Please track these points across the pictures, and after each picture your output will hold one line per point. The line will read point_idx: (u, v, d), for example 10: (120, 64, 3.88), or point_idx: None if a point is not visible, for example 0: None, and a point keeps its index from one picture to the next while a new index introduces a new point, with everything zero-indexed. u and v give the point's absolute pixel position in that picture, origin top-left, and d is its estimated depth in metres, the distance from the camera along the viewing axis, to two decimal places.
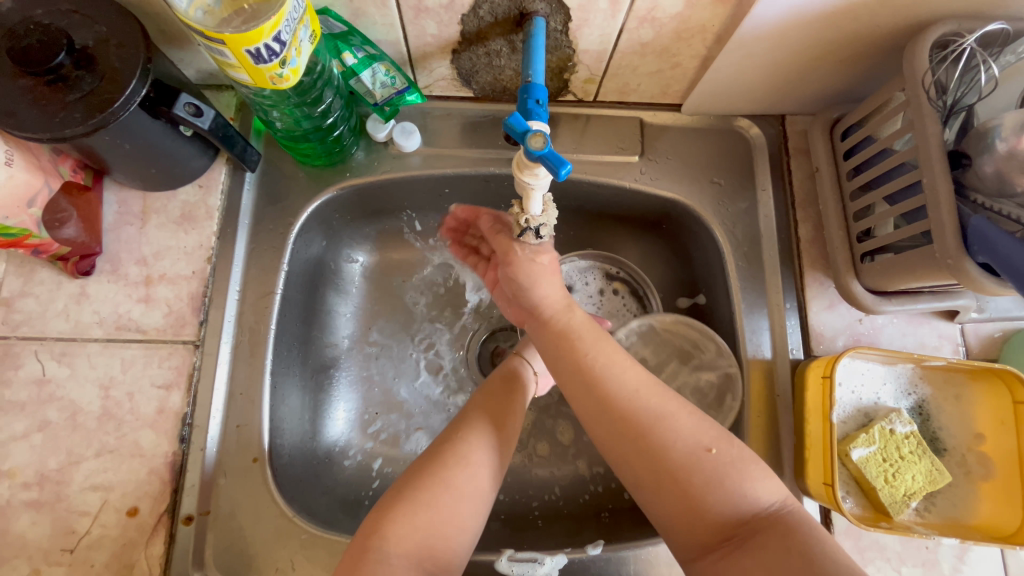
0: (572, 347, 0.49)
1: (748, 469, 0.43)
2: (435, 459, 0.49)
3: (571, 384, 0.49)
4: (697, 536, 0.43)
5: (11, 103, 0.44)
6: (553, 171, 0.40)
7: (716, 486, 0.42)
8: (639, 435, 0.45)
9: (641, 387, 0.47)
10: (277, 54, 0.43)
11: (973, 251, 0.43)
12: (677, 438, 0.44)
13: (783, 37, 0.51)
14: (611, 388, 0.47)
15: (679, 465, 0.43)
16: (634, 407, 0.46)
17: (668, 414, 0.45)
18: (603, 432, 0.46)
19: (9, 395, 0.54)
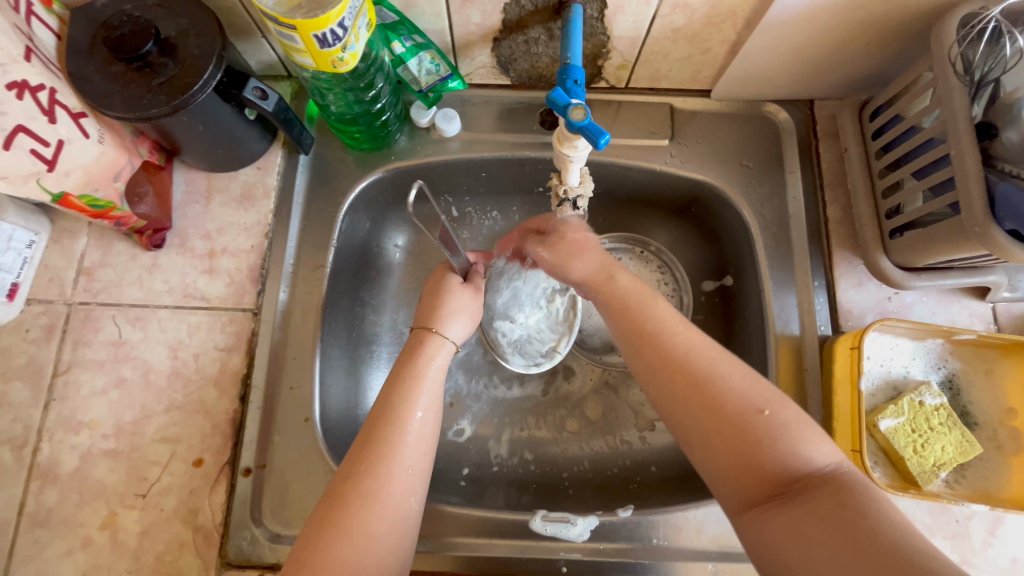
0: (631, 310, 0.51)
1: (803, 431, 0.43)
2: (339, 501, 0.44)
3: (627, 344, 0.51)
4: (743, 492, 0.42)
5: (103, 88, 0.50)
6: (592, 141, 0.43)
7: (773, 442, 0.42)
8: (693, 392, 0.45)
9: (702, 348, 0.48)
10: (340, 38, 0.48)
11: (1000, 219, 0.44)
12: (733, 394, 0.45)
13: (811, 20, 0.53)
14: (667, 346, 0.48)
15: (732, 422, 0.43)
16: (691, 364, 0.47)
17: (721, 374, 0.46)
18: (658, 388, 0.47)
19: (89, 354, 0.60)
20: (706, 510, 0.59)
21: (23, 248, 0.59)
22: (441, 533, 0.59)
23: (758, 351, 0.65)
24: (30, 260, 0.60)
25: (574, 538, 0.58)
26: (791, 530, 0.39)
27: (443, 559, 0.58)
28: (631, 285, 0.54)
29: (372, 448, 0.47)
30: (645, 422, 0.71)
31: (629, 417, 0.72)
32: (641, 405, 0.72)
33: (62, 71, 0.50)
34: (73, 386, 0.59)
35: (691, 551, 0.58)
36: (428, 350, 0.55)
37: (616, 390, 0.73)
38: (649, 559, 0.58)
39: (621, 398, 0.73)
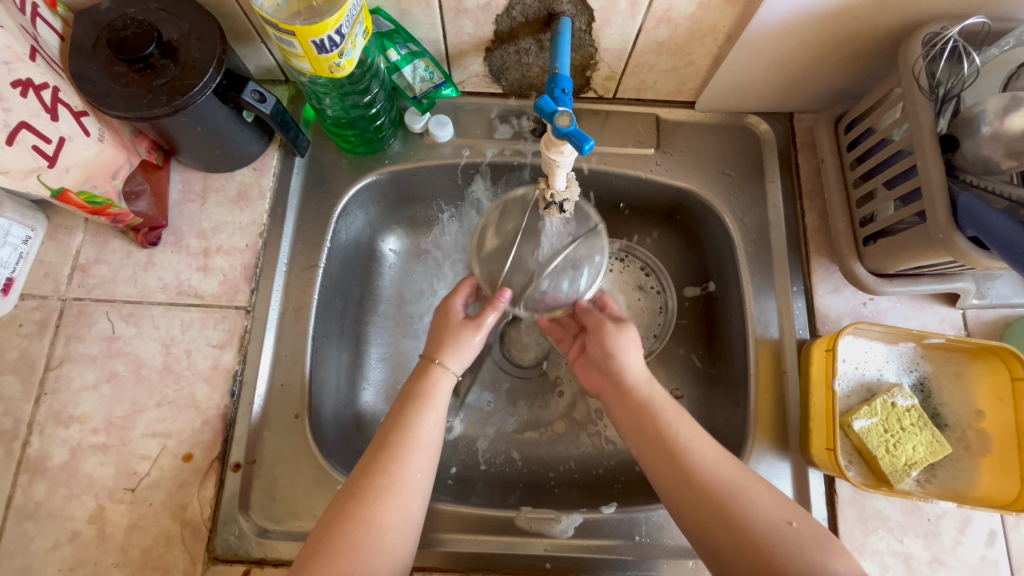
0: (650, 426, 0.54)
1: (829, 545, 0.46)
2: (353, 498, 0.49)
3: (652, 455, 0.53)
4: None
5: (104, 87, 0.51)
6: (577, 146, 0.45)
7: (799, 557, 0.45)
8: (720, 509, 0.48)
9: (729, 463, 0.50)
10: (337, 45, 0.49)
11: (963, 226, 0.46)
12: (760, 510, 0.47)
13: (787, 36, 0.56)
14: (692, 461, 0.50)
15: (762, 539, 0.46)
16: (715, 481, 0.49)
17: (746, 490, 0.49)
18: (684, 507, 0.50)
19: (82, 349, 0.60)
20: None
21: (19, 243, 0.60)
22: (427, 529, 0.59)
23: (740, 354, 0.67)
24: (25, 255, 0.61)
25: (559, 534, 0.60)
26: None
27: (428, 554, 0.58)
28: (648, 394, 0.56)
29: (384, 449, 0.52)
30: None
31: None
32: None
33: (65, 72, 0.51)
34: (65, 380, 0.59)
35: (672, 547, 0.59)
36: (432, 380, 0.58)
37: None
38: (633, 556, 0.59)
39: None
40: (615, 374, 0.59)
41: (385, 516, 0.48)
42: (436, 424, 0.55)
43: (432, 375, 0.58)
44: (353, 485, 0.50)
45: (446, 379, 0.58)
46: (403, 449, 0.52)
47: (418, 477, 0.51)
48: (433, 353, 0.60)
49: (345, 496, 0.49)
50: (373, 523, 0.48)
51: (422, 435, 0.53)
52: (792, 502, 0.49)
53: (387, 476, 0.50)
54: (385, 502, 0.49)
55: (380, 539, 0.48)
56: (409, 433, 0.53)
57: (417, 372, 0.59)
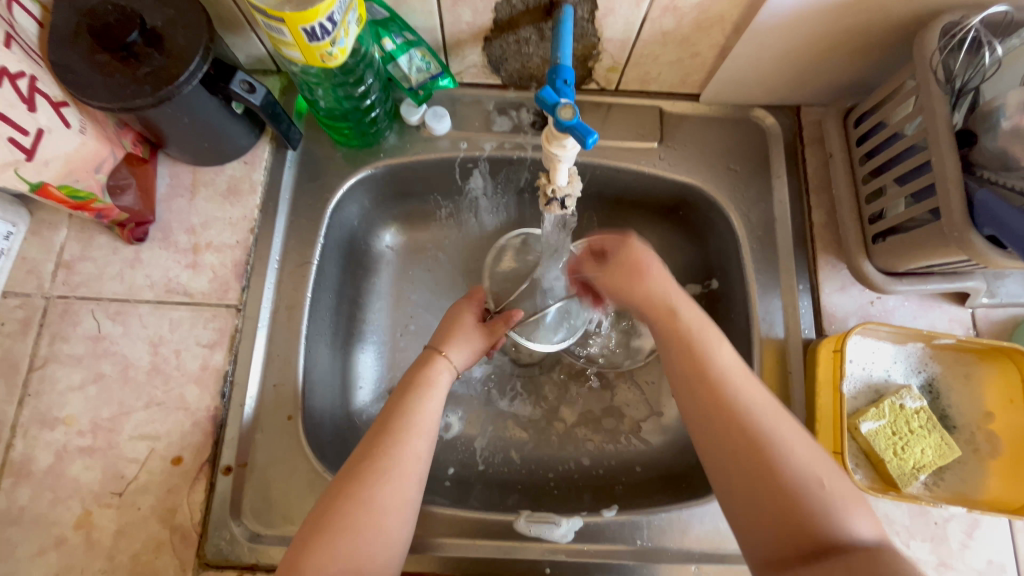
0: (711, 387, 0.47)
1: (851, 504, 0.42)
2: (353, 479, 0.47)
3: (684, 380, 0.49)
4: (779, 552, 0.41)
5: (86, 77, 0.49)
6: (580, 140, 0.43)
7: (822, 504, 0.41)
8: (752, 438, 0.44)
9: (804, 446, 0.44)
10: (329, 33, 0.47)
11: (979, 224, 0.45)
12: (825, 500, 0.41)
13: (798, 26, 0.54)
14: (727, 389, 0.46)
15: (784, 474, 0.42)
16: (752, 414, 0.45)
17: (780, 428, 0.44)
18: (734, 474, 0.44)
19: (67, 349, 0.58)
20: (689, 511, 0.59)
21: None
22: (423, 533, 0.58)
23: (744, 354, 0.65)
24: (7, 252, 0.59)
25: (558, 539, 0.58)
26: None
27: (425, 559, 0.57)
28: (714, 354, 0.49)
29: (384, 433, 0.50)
30: (631, 424, 0.72)
31: (615, 418, 0.72)
32: (628, 407, 0.72)
33: (44, 61, 0.49)
34: (49, 381, 0.57)
35: (674, 552, 0.58)
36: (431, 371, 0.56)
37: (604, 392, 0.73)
38: (634, 560, 0.58)
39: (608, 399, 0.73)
40: (662, 318, 0.52)
41: (386, 499, 0.47)
42: (435, 412, 0.53)
43: (433, 364, 0.56)
44: (353, 468, 0.48)
45: (447, 372, 0.57)
46: (403, 434, 0.50)
47: (418, 461, 0.49)
48: (439, 345, 0.59)
49: (344, 477, 0.48)
50: (373, 506, 0.46)
51: (423, 419, 0.52)
52: (824, 459, 0.44)
53: (388, 457, 0.48)
54: (384, 484, 0.47)
55: (379, 522, 0.46)
56: (409, 418, 0.51)
57: (420, 361, 0.57)
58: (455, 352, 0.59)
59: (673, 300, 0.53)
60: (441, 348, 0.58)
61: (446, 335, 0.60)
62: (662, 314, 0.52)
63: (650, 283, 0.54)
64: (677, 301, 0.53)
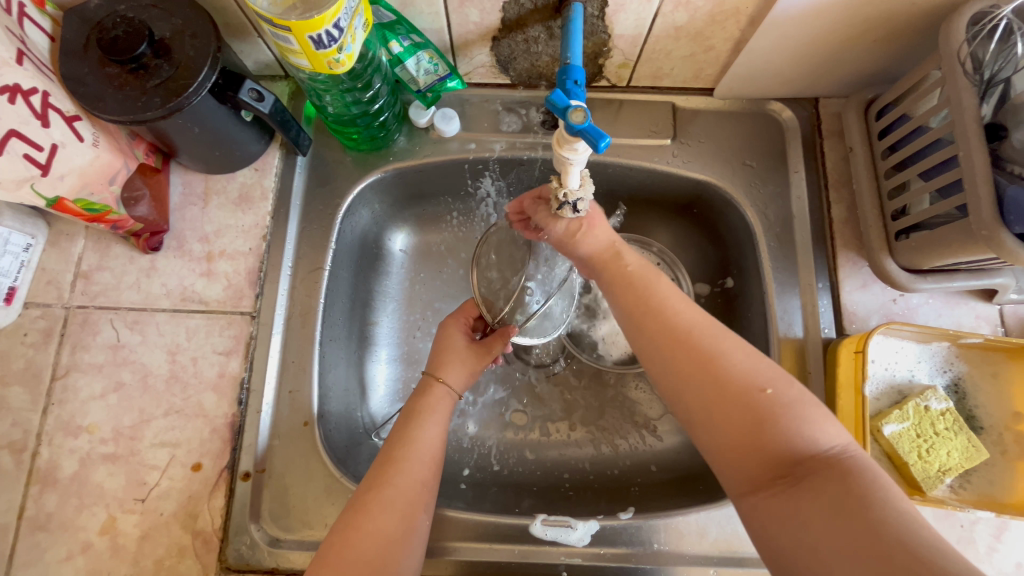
0: (657, 319, 0.48)
1: (808, 411, 0.43)
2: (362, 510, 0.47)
3: (632, 318, 0.50)
4: (747, 472, 0.42)
5: (98, 90, 0.49)
6: (592, 143, 0.41)
7: (775, 422, 0.42)
8: (700, 367, 0.45)
9: (752, 359, 0.45)
10: (336, 40, 0.47)
11: (1010, 222, 0.43)
12: (781, 407, 0.42)
13: (816, 17, 0.52)
14: (669, 319, 0.48)
15: (733, 393, 0.43)
16: (696, 339, 0.46)
17: (724, 351, 0.45)
18: (695, 402, 0.44)
19: (88, 358, 0.60)
20: (707, 513, 0.59)
21: (19, 251, 0.59)
22: (440, 536, 0.58)
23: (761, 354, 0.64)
24: (27, 263, 0.60)
25: (575, 542, 0.58)
26: (794, 525, 0.39)
27: (443, 562, 0.58)
28: (658, 292, 0.50)
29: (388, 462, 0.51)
30: (645, 423, 0.71)
31: (629, 417, 0.71)
32: (641, 404, 0.72)
33: (56, 75, 0.49)
34: (72, 390, 0.59)
35: (692, 555, 0.58)
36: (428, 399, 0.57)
37: (619, 389, 0.73)
38: (650, 564, 0.57)
39: (623, 396, 0.73)
40: (609, 265, 0.54)
41: (387, 526, 0.47)
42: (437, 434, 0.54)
43: (433, 393, 0.57)
44: (363, 497, 0.48)
45: (447, 398, 0.58)
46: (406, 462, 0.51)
47: (420, 487, 0.50)
48: (437, 372, 0.59)
49: (351, 510, 0.47)
50: (377, 534, 0.46)
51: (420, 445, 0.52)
52: (771, 368, 0.45)
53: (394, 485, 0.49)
54: (388, 511, 0.47)
55: (384, 550, 0.46)
56: (411, 447, 0.52)
57: (418, 388, 0.58)
58: (447, 372, 0.59)
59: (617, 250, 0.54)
60: (438, 375, 0.58)
61: (439, 359, 0.60)
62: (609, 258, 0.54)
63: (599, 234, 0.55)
64: (623, 246, 0.55)
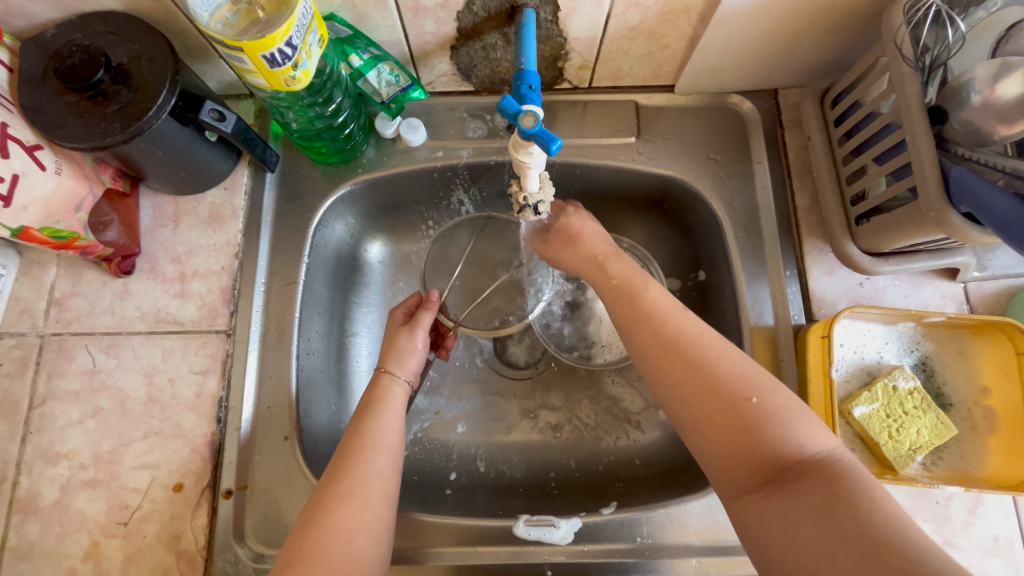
0: (648, 326, 0.49)
1: (794, 417, 0.43)
2: (320, 505, 0.47)
3: (624, 325, 0.51)
4: (737, 476, 0.43)
5: (57, 118, 0.50)
6: (544, 147, 0.43)
7: (763, 428, 0.42)
8: (688, 375, 0.46)
9: (741, 366, 0.46)
10: (289, 57, 0.47)
11: (956, 202, 0.44)
12: (768, 413, 0.43)
13: (762, 12, 0.53)
14: (660, 327, 0.49)
15: (720, 400, 0.44)
16: (685, 349, 0.47)
17: (713, 357, 0.46)
18: (685, 408, 0.46)
19: (65, 385, 0.60)
20: (688, 505, 0.59)
21: None
22: (425, 543, 0.59)
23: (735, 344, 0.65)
24: None
25: (558, 541, 0.59)
26: (781, 527, 0.39)
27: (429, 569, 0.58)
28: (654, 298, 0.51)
29: (344, 456, 0.51)
30: (629, 420, 0.71)
31: (612, 413, 0.72)
32: (622, 399, 0.72)
33: (15, 105, 0.50)
34: (49, 418, 0.59)
35: (674, 548, 0.58)
36: (383, 394, 0.57)
37: (599, 384, 0.74)
38: (635, 558, 0.58)
39: (604, 391, 0.73)
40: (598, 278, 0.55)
41: (351, 518, 0.47)
42: (395, 425, 0.55)
43: (380, 383, 0.58)
44: (319, 493, 0.48)
45: (396, 387, 0.58)
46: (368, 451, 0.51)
47: (381, 475, 0.50)
48: (383, 363, 0.60)
49: (312, 506, 0.48)
50: (344, 529, 0.46)
51: (380, 435, 0.53)
52: (759, 375, 0.45)
53: (351, 480, 0.49)
54: (348, 504, 0.48)
55: (348, 541, 0.46)
56: (365, 437, 0.52)
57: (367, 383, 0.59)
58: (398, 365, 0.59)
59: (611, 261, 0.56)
60: (382, 365, 0.59)
61: (387, 352, 0.61)
62: (593, 270, 0.57)
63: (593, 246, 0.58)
64: (611, 257, 0.57)
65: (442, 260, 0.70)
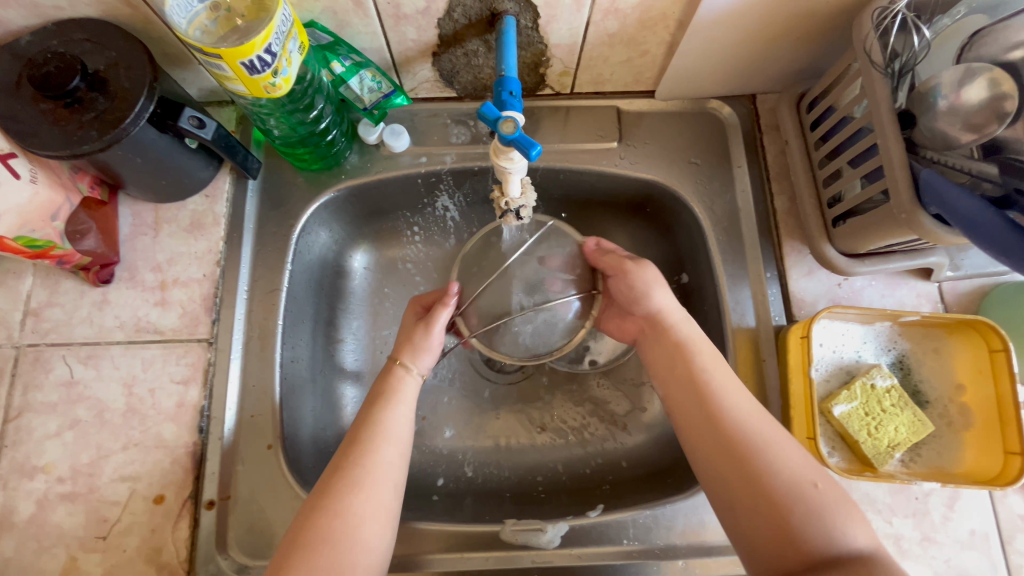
0: (711, 402, 0.51)
1: (846, 510, 0.45)
2: (327, 492, 0.47)
3: (683, 396, 0.53)
4: (780, 561, 0.44)
5: (33, 126, 0.49)
6: (525, 152, 0.43)
7: (816, 516, 0.44)
8: (747, 454, 0.48)
9: (799, 453, 0.48)
10: (269, 64, 0.47)
11: (925, 203, 0.45)
12: (821, 503, 0.45)
13: (737, 19, 0.54)
14: (724, 404, 0.51)
15: (776, 482, 0.46)
16: (747, 429, 0.49)
17: (775, 442, 0.48)
18: (738, 485, 0.47)
19: (41, 397, 0.59)
20: (673, 506, 0.60)
21: None
22: (412, 550, 0.58)
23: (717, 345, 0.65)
24: None
25: (545, 545, 0.59)
26: None
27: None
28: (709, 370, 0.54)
29: (353, 443, 0.51)
30: (616, 422, 0.72)
31: (599, 416, 0.72)
32: (608, 402, 0.73)
33: None
34: (25, 431, 0.57)
35: (661, 549, 0.58)
36: (395, 388, 0.56)
37: (586, 387, 0.74)
38: (623, 560, 0.58)
39: (591, 394, 0.73)
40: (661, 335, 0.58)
41: (360, 508, 0.47)
42: (406, 418, 0.54)
43: (392, 375, 0.56)
44: (326, 482, 0.48)
45: (411, 381, 0.57)
46: (375, 441, 0.51)
47: (393, 466, 0.51)
48: (396, 356, 0.59)
49: (318, 493, 0.48)
50: (352, 516, 0.46)
51: (389, 427, 0.53)
52: (818, 464, 0.48)
53: (360, 467, 0.49)
54: (357, 493, 0.48)
55: (354, 528, 0.46)
56: (374, 428, 0.52)
57: (379, 374, 0.58)
58: (416, 361, 0.58)
59: (670, 322, 0.57)
60: (395, 358, 0.58)
61: (401, 345, 0.60)
62: (655, 332, 0.59)
63: (650, 298, 0.59)
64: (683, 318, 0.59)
65: (480, 263, 0.64)
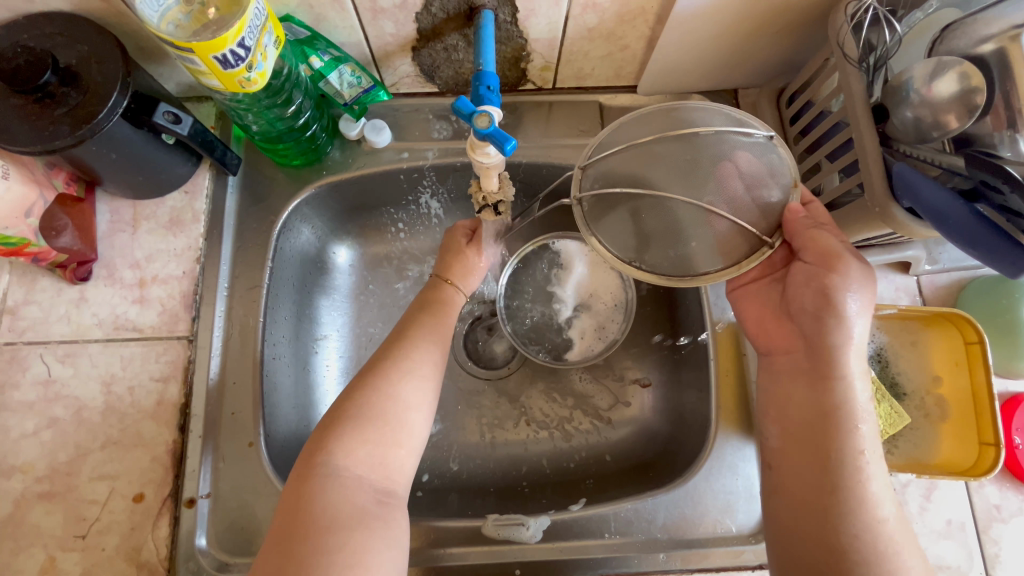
0: (825, 464, 0.47)
1: None
2: (373, 373, 0.51)
3: (796, 447, 0.49)
4: None
5: (4, 122, 0.48)
6: (500, 147, 0.43)
7: None
8: (834, 523, 0.46)
9: (894, 543, 0.45)
10: (243, 59, 0.47)
11: (899, 196, 0.45)
12: None
13: (715, 14, 0.54)
14: (842, 472, 0.46)
15: (851, 561, 0.44)
16: (854, 504, 0.46)
17: (870, 524, 0.45)
18: (806, 544, 0.46)
19: (18, 396, 0.58)
20: (655, 499, 0.60)
21: None
22: None
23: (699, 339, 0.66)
24: None
25: (528, 539, 0.59)
26: None
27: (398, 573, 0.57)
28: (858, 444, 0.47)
29: (401, 334, 0.55)
30: (599, 416, 0.72)
31: (582, 410, 0.72)
32: (592, 395, 0.73)
33: None
34: (3, 430, 0.57)
35: (642, 542, 0.59)
36: (445, 300, 0.59)
37: (568, 381, 0.74)
38: (605, 553, 0.58)
39: (573, 386, 0.73)
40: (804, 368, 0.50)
41: (408, 392, 0.51)
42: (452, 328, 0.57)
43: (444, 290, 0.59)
44: (374, 371, 0.51)
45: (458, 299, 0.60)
46: (423, 344, 0.54)
47: (434, 364, 0.54)
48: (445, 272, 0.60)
49: (365, 372, 0.51)
50: (398, 399, 0.50)
51: (436, 332, 0.55)
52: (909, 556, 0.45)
53: (401, 354, 0.53)
54: (404, 379, 0.51)
55: (395, 412, 0.49)
56: (427, 329, 0.55)
57: (427, 285, 0.60)
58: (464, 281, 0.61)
59: (837, 372, 0.48)
60: (448, 277, 0.60)
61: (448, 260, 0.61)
62: (797, 363, 0.51)
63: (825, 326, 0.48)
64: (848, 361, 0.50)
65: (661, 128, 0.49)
